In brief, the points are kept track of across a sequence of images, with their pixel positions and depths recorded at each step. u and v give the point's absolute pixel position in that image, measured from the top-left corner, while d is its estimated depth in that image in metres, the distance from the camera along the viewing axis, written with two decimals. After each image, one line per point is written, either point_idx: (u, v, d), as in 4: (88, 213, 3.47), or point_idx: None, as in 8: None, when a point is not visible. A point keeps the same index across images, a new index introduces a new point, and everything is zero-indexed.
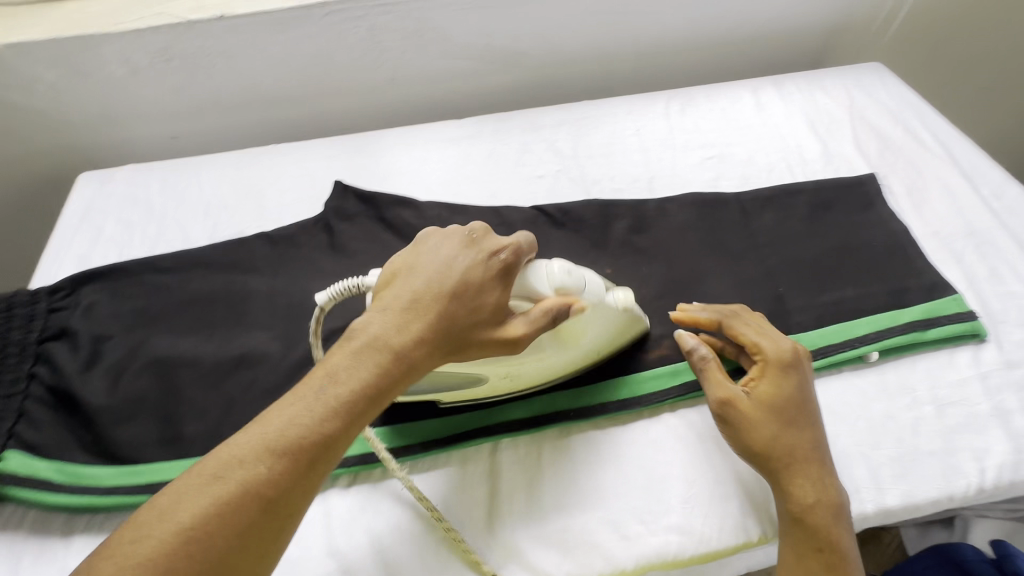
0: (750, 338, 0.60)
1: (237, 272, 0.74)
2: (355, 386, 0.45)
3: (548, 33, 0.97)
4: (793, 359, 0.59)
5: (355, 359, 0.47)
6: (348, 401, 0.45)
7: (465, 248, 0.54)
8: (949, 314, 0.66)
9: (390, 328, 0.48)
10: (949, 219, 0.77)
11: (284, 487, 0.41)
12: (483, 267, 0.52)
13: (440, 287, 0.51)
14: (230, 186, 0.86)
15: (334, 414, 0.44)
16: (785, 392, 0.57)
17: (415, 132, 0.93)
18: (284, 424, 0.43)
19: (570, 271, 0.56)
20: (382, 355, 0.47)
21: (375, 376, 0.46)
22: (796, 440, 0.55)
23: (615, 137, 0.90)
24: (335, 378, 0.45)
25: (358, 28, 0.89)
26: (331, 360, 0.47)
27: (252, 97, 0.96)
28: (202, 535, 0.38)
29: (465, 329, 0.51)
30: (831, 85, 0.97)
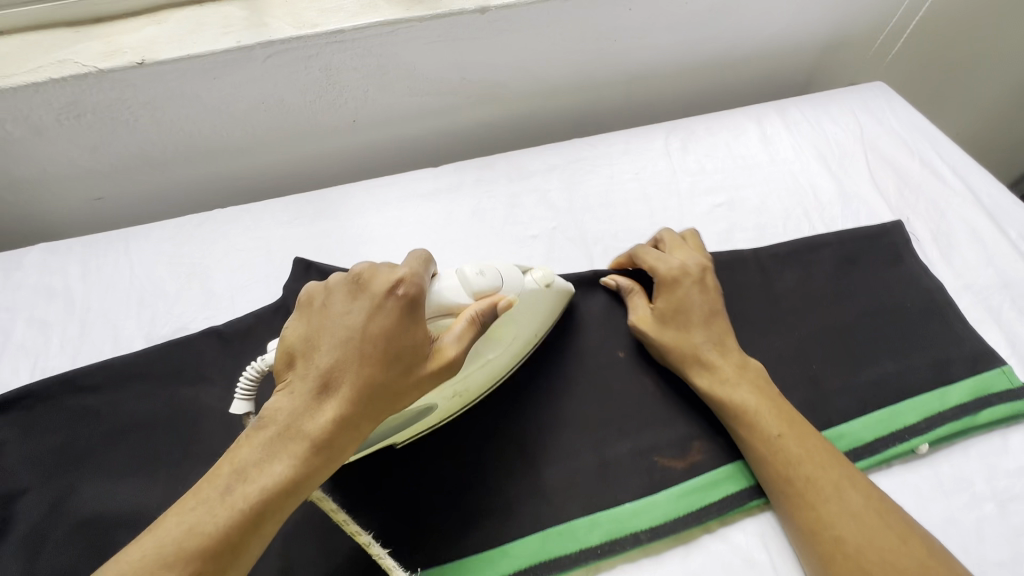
0: (652, 260, 0.66)
1: (182, 384, 0.62)
2: (265, 481, 0.43)
3: (530, 63, 0.86)
4: (691, 273, 0.64)
5: (263, 449, 0.44)
6: (257, 499, 0.42)
7: (361, 301, 0.48)
8: (999, 392, 0.60)
9: (296, 410, 0.45)
10: (981, 269, 0.71)
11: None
12: (383, 312, 0.47)
13: (345, 355, 0.46)
14: (168, 265, 0.72)
15: (237, 511, 0.41)
16: (685, 303, 0.62)
17: (384, 186, 0.81)
18: (187, 529, 0.40)
19: (481, 271, 0.52)
20: (292, 440, 0.44)
21: (287, 464, 0.43)
22: (698, 349, 0.60)
23: (614, 183, 0.80)
24: (243, 473, 0.43)
25: (310, 68, 0.76)
26: (238, 455, 0.44)
27: (188, 150, 0.82)
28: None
29: (381, 393, 0.46)
30: (838, 110, 0.90)
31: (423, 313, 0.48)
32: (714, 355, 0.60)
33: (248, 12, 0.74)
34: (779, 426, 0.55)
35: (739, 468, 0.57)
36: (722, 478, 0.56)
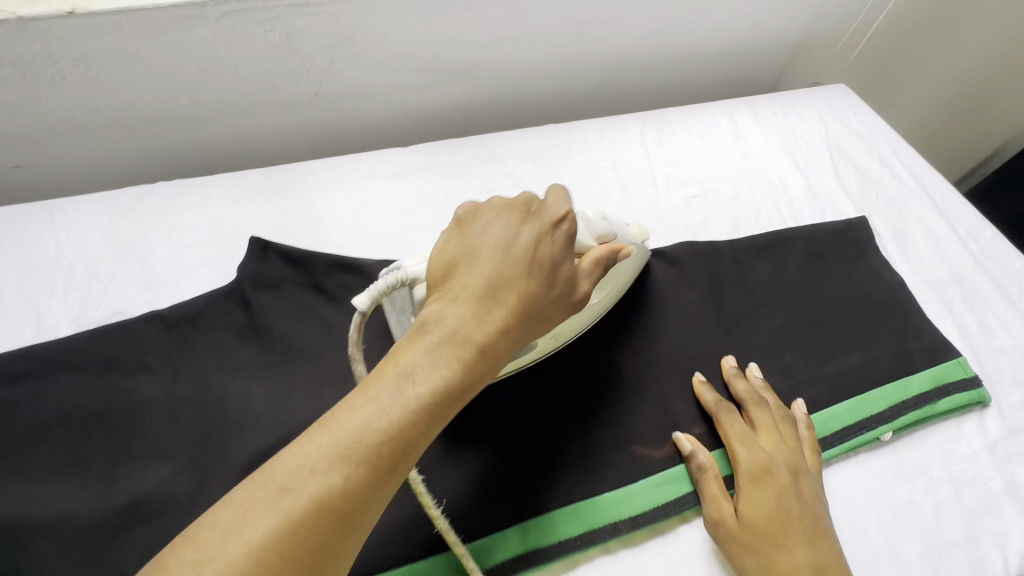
0: (744, 433, 0.56)
1: (119, 373, 0.55)
2: (434, 387, 0.39)
3: (507, 45, 0.83)
4: (788, 452, 0.55)
5: (430, 352, 0.41)
6: (426, 404, 0.39)
7: (527, 222, 0.47)
8: (955, 382, 0.62)
9: (465, 321, 0.42)
10: (936, 264, 0.74)
11: (361, 500, 0.36)
12: (550, 241, 0.46)
13: (508, 270, 0.45)
14: (102, 243, 0.65)
15: (408, 415, 0.38)
16: (787, 494, 0.52)
17: (350, 164, 0.75)
18: (358, 427, 0.37)
19: (602, 216, 0.55)
20: (461, 349, 0.41)
21: (454, 373, 0.40)
22: (798, 550, 0.49)
23: (589, 171, 0.79)
24: (410, 376, 0.39)
25: (268, 33, 0.70)
26: (402, 358, 0.41)
27: (127, 116, 0.74)
28: (274, 555, 0.33)
29: (536, 314, 0.45)
30: (804, 110, 0.92)
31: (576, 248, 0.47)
32: (816, 554, 0.49)
33: None
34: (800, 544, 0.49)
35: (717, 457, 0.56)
36: None
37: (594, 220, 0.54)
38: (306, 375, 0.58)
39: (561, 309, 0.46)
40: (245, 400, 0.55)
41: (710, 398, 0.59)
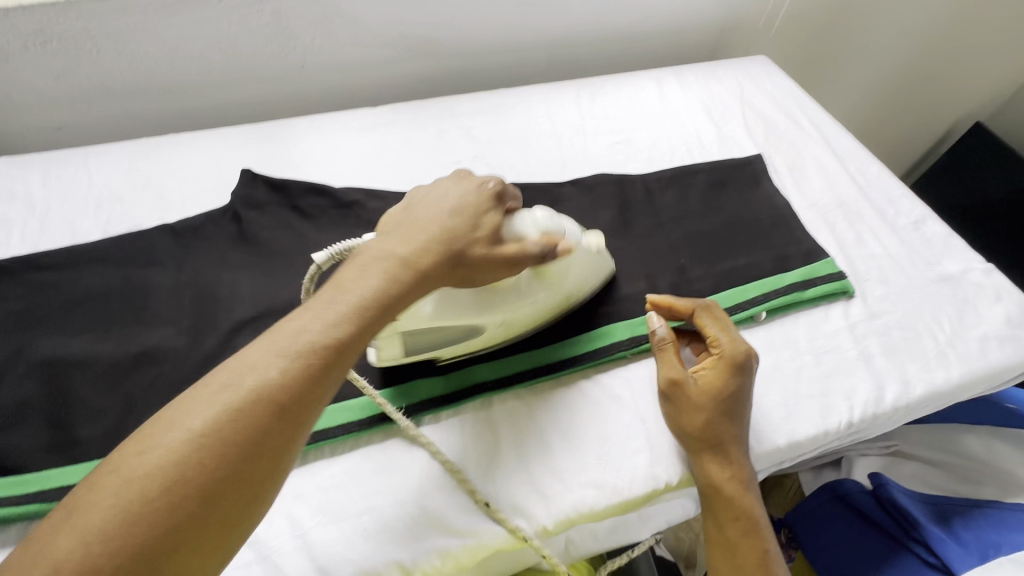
0: (714, 332, 0.63)
1: (135, 266, 0.70)
2: (364, 294, 0.45)
3: (461, 23, 0.98)
4: (748, 359, 0.61)
5: (360, 270, 0.47)
6: (356, 310, 0.44)
7: (461, 183, 0.57)
8: (822, 276, 0.74)
9: (398, 247, 0.50)
10: (824, 192, 0.87)
11: (294, 393, 0.40)
12: (476, 193, 0.56)
13: (439, 214, 0.53)
14: (125, 177, 0.81)
15: (341, 321, 0.44)
16: (731, 388, 0.60)
17: (328, 120, 0.91)
18: (294, 332, 0.42)
19: (552, 217, 0.60)
20: (392, 269, 0.48)
21: (384, 287, 0.47)
22: (718, 424, 0.59)
23: (530, 123, 0.93)
24: (342, 289, 0.45)
25: (261, 12, 0.86)
26: (339, 277, 0.47)
27: (147, 84, 0.91)
28: (215, 440, 0.38)
29: (467, 246, 0.52)
30: (724, 74, 1.05)
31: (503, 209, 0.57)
32: (730, 430, 0.60)
33: None
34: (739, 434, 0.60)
35: (612, 328, 0.68)
36: (594, 335, 0.68)
37: (543, 218, 0.59)
38: (283, 270, 0.72)
39: (492, 247, 0.54)
40: (233, 286, 0.69)
41: (688, 304, 0.66)
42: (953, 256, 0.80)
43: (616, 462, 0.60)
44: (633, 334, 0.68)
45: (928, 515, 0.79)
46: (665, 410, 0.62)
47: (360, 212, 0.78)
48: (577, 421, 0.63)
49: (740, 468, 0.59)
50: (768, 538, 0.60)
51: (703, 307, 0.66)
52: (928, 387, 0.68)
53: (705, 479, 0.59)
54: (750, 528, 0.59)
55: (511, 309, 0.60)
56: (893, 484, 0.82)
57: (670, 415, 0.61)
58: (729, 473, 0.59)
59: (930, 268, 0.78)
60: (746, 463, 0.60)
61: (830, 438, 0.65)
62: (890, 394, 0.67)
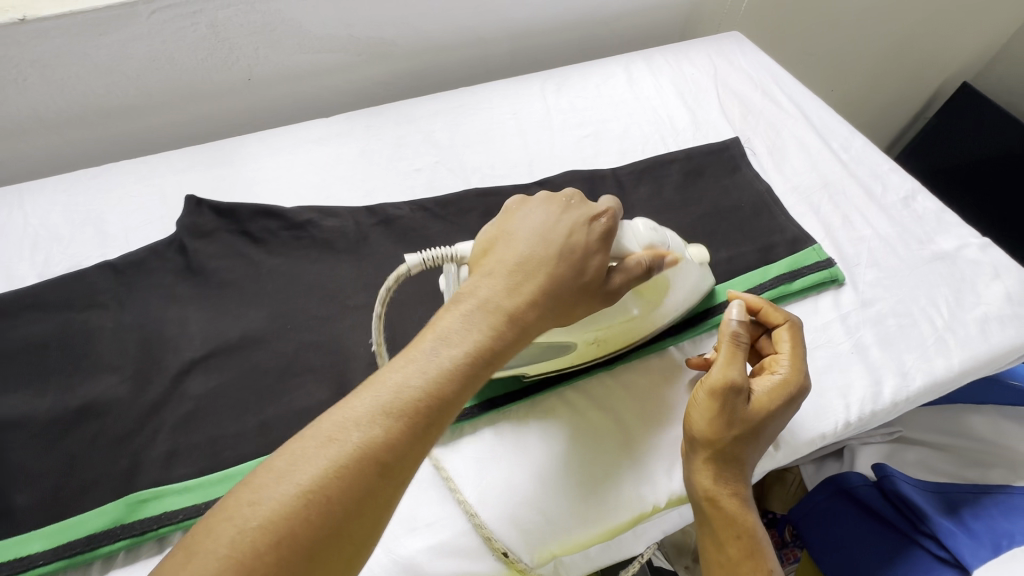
0: (784, 353, 0.58)
1: (75, 310, 0.65)
2: (469, 347, 0.44)
3: (413, 22, 0.93)
4: (802, 396, 0.56)
5: (466, 320, 0.45)
6: (463, 363, 0.43)
7: (564, 211, 0.53)
8: (809, 265, 0.70)
9: (499, 293, 0.47)
10: (807, 173, 0.82)
11: (400, 452, 0.39)
12: (585, 231, 0.52)
13: (544, 252, 0.50)
14: (63, 213, 0.75)
15: (448, 375, 0.42)
16: (772, 414, 0.55)
17: (278, 135, 0.86)
18: (399, 387, 0.40)
19: (653, 229, 0.59)
20: (496, 319, 0.46)
21: (490, 338, 0.45)
22: (735, 437, 0.54)
23: (493, 122, 0.88)
24: (447, 339, 0.44)
25: (196, 25, 0.81)
26: (441, 325, 0.45)
27: (83, 110, 0.85)
28: (321, 499, 0.36)
29: (570, 283, 0.50)
30: (695, 55, 1.00)
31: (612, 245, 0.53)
32: (744, 446, 0.55)
33: None
34: (752, 449, 0.55)
35: None
36: None
37: (645, 230, 0.58)
38: (235, 301, 0.67)
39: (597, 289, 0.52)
40: (181, 324, 0.65)
41: (781, 316, 0.61)
42: (947, 232, 0.75)
43: (604, 487, 0.56)
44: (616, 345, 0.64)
45: (937, 507, 0.75)
46: (702, 400, 0.55)
47: (313, 232, 0.73)
48: (562, 446, 0.58)
49: (741, 484, 0.55)
50: (771, 559, 0.55)
51: (791, 324, 0.60)
52: (928, 377, 0.63)
53: (705, 491, 0.54)
54: (753, 550, 0.54)
55: (608, 322, 0.57)
56: (898, 474, 0.78)
57: (700, 412, 0.54)
58: (729, 489, 0.54)
59: (923, 247, 0.74)
60: (747, 482, 0.56)
61: (827, 442, 0.61)
62: (888, 389, 0.62)
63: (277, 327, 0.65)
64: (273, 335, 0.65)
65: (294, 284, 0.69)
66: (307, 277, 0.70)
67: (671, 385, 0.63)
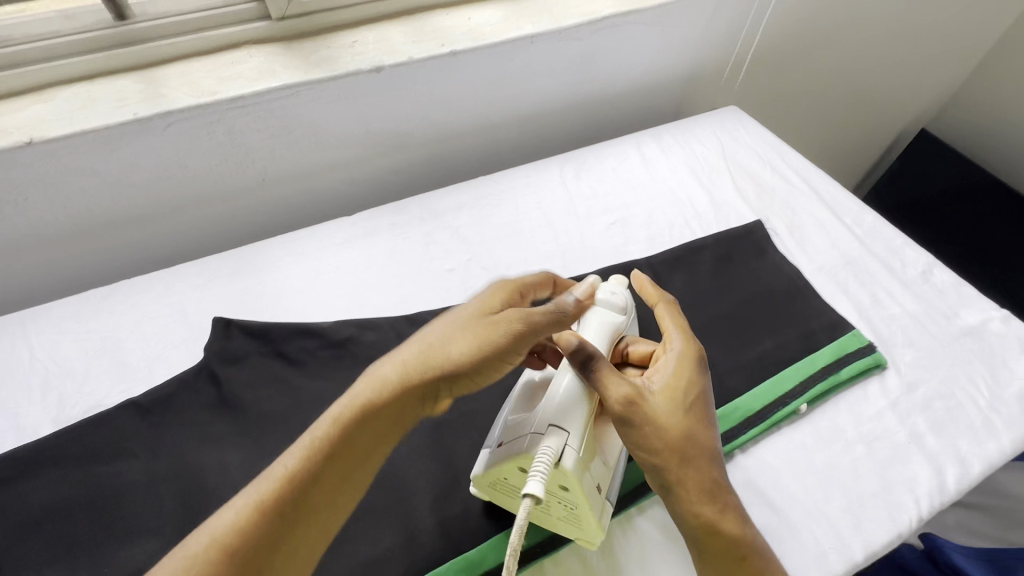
0: (670, 330, 0.60)
1: (101, 462, 0.60)
2: (329, 436, 0.46)
3: (430, 114, 0.92)
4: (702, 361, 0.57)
5: (332, 413, 0.47)
6: (320, 447, 0.45)
7: (459, 305, 0.55)
8: (853, 351, 0.72)
9: (370, 387, 0.49)
10: (829, 252, 0.85)
11: (269, 522, 0.42)
12: (457, 319, 0.53)
13: (417, 350, 0.51)
14: (74, 344, 0.69)
15: (314, 460, 0.45)
16: (692, 388, 0.55)
17: (301, 239, 0.83)
18: (286, 459, 0.45)
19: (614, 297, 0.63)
20: (358, 413, 0.47)
21: (357, 431, 0.47)
22: (693, 440, 0.53)
23: (519, 213, 0.88)
24: (317, 426, 0.47)
25: (212, 134, 0.78)
26: (319, 414, 0.48)
27: (86, 225, 0.80)
28: (205, 564, 0.39)
29: (444, 368, 0.50)
30: (701, 132, 1.04)
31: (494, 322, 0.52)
32: (704, 442, 0.53)
33: (143, 85, 0.76)
34: (710, 440, 0.54)
35: None
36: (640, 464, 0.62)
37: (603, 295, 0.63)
38: (281, 437, 0.63)
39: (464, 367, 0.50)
40: (222, 470, 0.60)
41: (654, 294, 0.63)
42: (969, 305, 0.79)
43: None
44: None
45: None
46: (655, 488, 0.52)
47: (355, 350, 0.70)
48: None
49: (723, 488, 0.53)
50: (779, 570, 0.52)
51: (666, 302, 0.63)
52: (985, 462, 0.65)
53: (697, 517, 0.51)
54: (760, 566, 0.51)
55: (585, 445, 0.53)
56: (948, 543, 0.78)
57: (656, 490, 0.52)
58: (716, 507, 0.51)
59: (951, 323, 0.77)
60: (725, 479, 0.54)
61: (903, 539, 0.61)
62: (951, 478, 0.63)
63: None
64: None
65: None
66: None
67: (741, 493, 0.62)
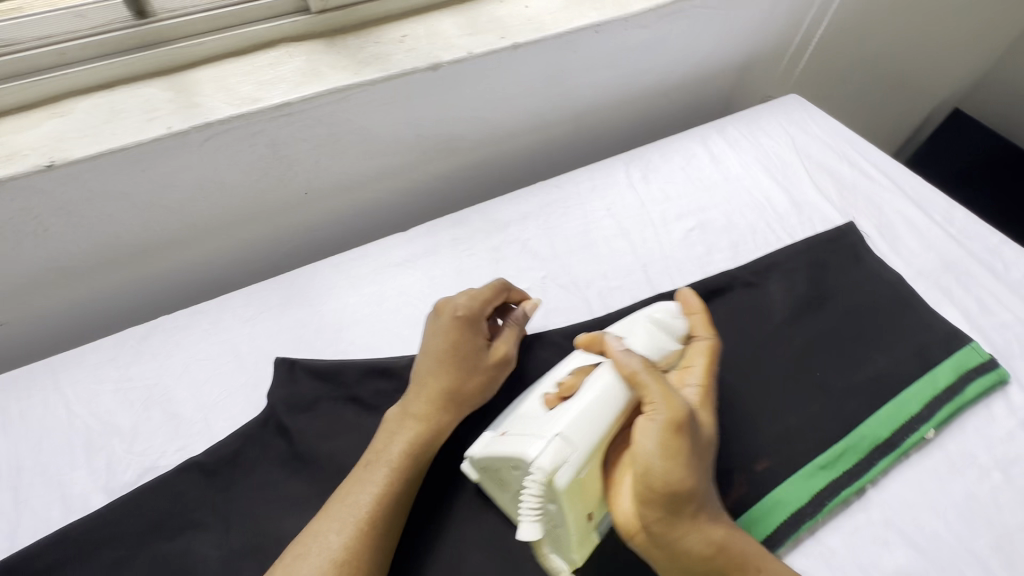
0: None
1: (169, 537, 0.52)
2: (368, 502, 0.50)
3: (483, 113, 0.84)
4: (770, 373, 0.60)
5: (359, 483, 0.51)
6: (365, 513, 0.49)
7: (428, 338, 0.60)
8: (975, 367, 0.66)
9: (387, 437, 0.55)
10: (925, 254, 0.79)
11: None
12: (433, 359, 0.58)
13: (415, 394, 0.57)
14: (115, 395, 0.61)
15: (356, 531, 0.48)
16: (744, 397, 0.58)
17: (355, 260, 0.74)
18: (331, 534, 0.48)
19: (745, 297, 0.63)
20: (385, 473, 0.52)
21: (387, 491, 0.51)
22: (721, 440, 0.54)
23: (590, 222, 0.80)
24: (349, 501, 0.50)
25: (254, 146, 0.69)
26: (346, 488, 0.51)
27: (113, 254, 0.71)
28: None
29: (437, 405, 0.56)
30: (768, 124, 0.96)
31: (468, 355, 0.58)
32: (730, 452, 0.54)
33: (172, 92, 0.66)
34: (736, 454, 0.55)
35: (784, 493, 0.58)
36: (768, 507, 0.57)
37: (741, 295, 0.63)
38: None
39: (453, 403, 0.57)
40: None
41: None
42: None
43: None
44: (812, 494, 0.58)
45: None
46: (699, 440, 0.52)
47: None
48: None
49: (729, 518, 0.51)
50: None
51: None
52: None
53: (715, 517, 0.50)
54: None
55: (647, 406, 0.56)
56: None
57: (652, 513, 0.48)
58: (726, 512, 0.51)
59: None
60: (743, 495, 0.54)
61: None
62: None
63: (426, 521, 0.55)
64: (426, 531, 0.54)
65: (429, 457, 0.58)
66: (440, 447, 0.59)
67: (880, 533, 0.56)
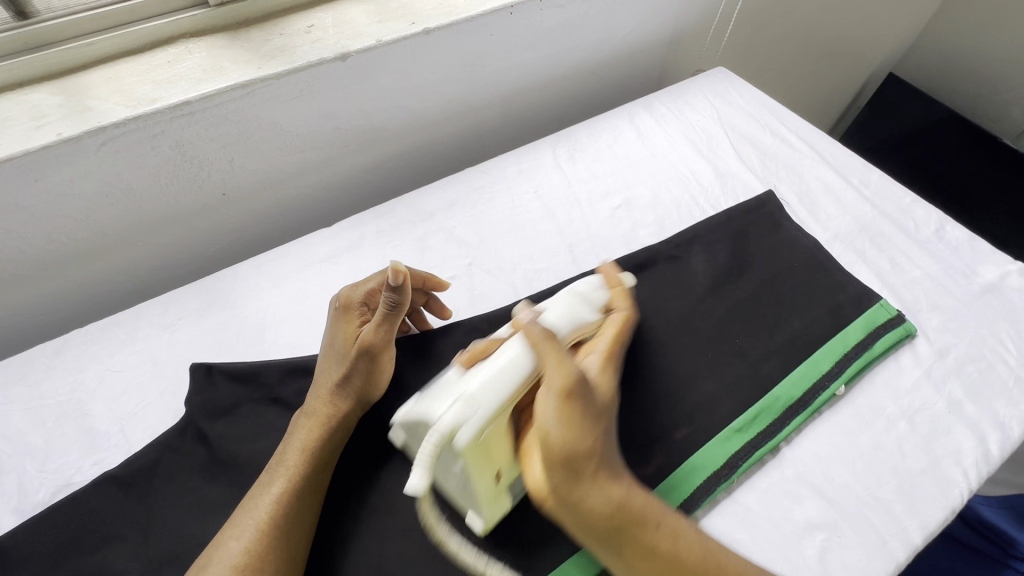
0: None
1: (84, 552, 0.52)
2: (270, 501, 0.51)
3: (404, 102, 0.82)
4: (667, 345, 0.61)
5: (264, 484, 0.52)
6: (268, 512, 0.50)
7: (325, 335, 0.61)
8: (884, 323, 0.69)
9: (291, 436, 0.56)
10: (842, 218, 0.82)
11: None
12: (327, 355, 0.59)
13: (313, 391, 0.58)
14: (26, 415, 0.59)
15: (260, 529, 0.49)
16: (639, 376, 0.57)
17: (277, 259, 0.73)
18: (235, 535, 0.49)
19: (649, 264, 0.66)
20: (288, 470, 0.53)
21: (290, 487, 0.52)
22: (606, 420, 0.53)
23: (516, 205, 0.80)
24: (254, 503, 0.51)
25: (158, 148, 0.67)
26: (254, 489, 0.52)
27: (18, 269, 0.68)
28: None
29: (332, 398, 0.57)
30: (693, 98, 0.97)
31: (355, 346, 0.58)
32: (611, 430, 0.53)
33: (63, 97, 0.64)
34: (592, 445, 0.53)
35: (701, 460, 0.60)
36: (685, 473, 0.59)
37: None
38: None
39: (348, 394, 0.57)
40: None
41: None
42: (985, 261, 0.77)
43: None
44: (728, 457, 0.60)
45: None
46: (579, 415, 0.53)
47: None
48: None
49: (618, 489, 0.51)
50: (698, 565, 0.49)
51: None
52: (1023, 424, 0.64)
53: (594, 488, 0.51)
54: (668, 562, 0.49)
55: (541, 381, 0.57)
56: None
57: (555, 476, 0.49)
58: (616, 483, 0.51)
59: (970, 281, 0.75)
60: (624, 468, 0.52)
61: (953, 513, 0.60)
62: (994, 444, 0.62)
63: (352, 513, 0.55)
64: (351, 524, 0.54)
65: (353, 452, 0.58)
66: (365, 440, 0.59)
67: (792, 488, 0.59)
